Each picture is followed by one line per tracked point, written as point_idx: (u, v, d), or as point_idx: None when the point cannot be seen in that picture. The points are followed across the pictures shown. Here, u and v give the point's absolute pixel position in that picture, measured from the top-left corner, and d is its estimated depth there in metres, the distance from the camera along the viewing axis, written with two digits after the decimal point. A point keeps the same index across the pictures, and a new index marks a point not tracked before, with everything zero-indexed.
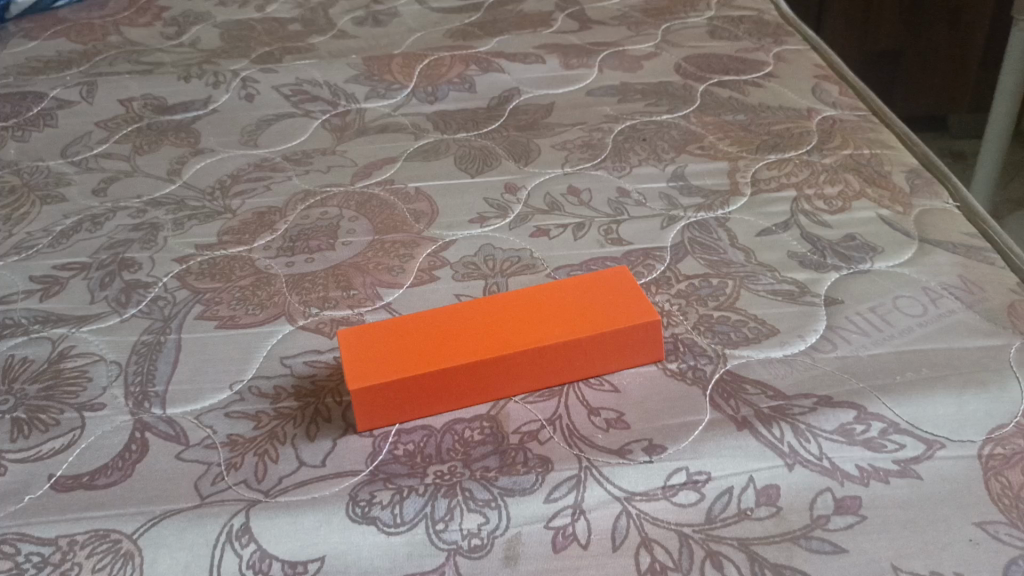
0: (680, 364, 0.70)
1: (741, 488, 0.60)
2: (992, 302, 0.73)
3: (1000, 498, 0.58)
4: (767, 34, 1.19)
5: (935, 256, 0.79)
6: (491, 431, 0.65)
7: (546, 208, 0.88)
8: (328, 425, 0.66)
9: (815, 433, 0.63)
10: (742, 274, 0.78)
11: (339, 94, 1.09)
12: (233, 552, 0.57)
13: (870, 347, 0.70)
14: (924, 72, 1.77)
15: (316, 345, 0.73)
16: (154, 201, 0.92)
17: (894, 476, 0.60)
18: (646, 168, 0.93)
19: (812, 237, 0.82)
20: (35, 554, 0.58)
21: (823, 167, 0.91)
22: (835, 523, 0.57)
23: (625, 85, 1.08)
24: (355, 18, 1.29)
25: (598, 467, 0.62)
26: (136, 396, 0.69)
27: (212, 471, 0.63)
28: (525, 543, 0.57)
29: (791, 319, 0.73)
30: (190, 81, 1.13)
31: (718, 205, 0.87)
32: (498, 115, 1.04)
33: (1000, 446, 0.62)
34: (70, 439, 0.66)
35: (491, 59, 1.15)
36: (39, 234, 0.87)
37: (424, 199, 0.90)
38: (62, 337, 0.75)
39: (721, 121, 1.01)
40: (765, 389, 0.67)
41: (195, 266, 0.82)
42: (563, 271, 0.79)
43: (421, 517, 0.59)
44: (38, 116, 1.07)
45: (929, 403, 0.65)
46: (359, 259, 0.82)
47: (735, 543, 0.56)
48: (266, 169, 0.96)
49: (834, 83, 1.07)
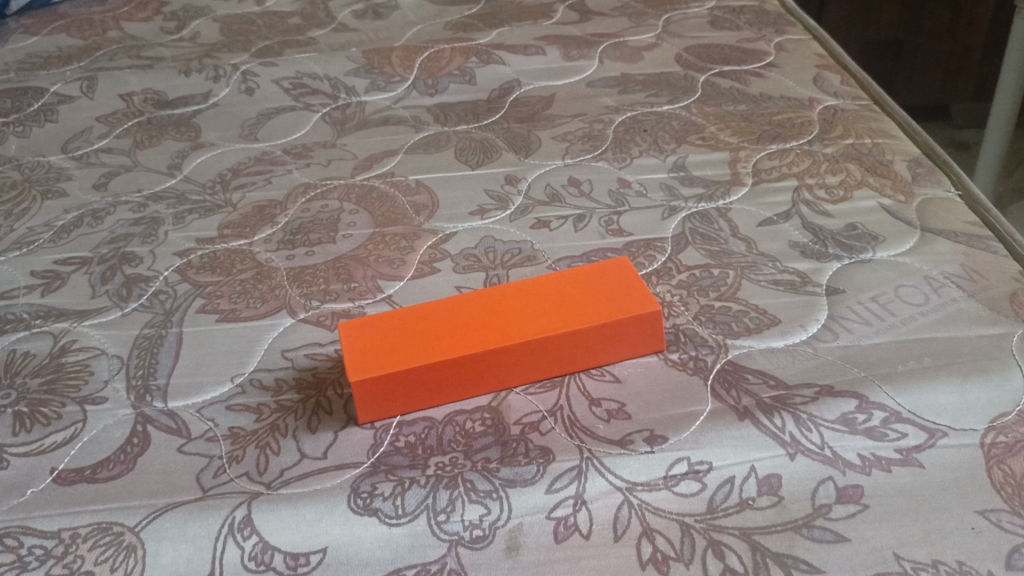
0: (682, 354, 0.70)
1: (743, 477, 0.60)
2: (995, 291, 0.73)
3: (1002, 487, 0.58)
4: (768, 24, 1.19)
5: (937, 245, 0.78)
6: (493, 423, 0.65)
7: (546, 200, 0.88)
8: (330, 417, 0.66)
9: (816, 422, 0.63)
10: (744, 264, 0.78)
11: (339, 87, 1.09)
12: (235, 544, 0.57)
13: (871, 336, 0.70)
14: (927, 61, 1.76)
15: (317, 337, 0.73)
16: (155, 196, 0.92)
17: (895, 465, 0.60)
18: (647, 159, 0.93)
19: (814, 227, 0.82)
20: (38, 547, 0.58)
21: (825, 156, 0.91)
22: (837, 513, 0.57)
23: (626, 76, 1.08)
24: (355, 11, 1.29)
25: (599, 457, 0.62)
26: (137, 389, 0.69)
27: (214, 464, 0.63)
28: (527, 533, 0.57)
29: (793, 309, 0.73)
30: (191, 76, 1.12)
31: (719, 195, 0.87)
32: (498, 107, 1.04)
33: (1003, 434, 0.61)
34: (72, 432, 0.66)
35: (491, 51, 1.14)
36: (40, 229, 0.87)
37: (425, 191, 0.90)
38: (64, 331, 0.75)
39: (722, 112, 1.00)
40: (766, 378, 0.67)
41: (195, 260, 0.82)
42: (564, 262, 0.79)
43: (422, 508, 0.59)
44: (38, 112, 1.07)
45: (932, 392, 0.64)
46: (359, 251, 0.82)
47: (737, 532, 0.56)
48: (266, 162, 0.96)
49: (835, 72, 1.06)
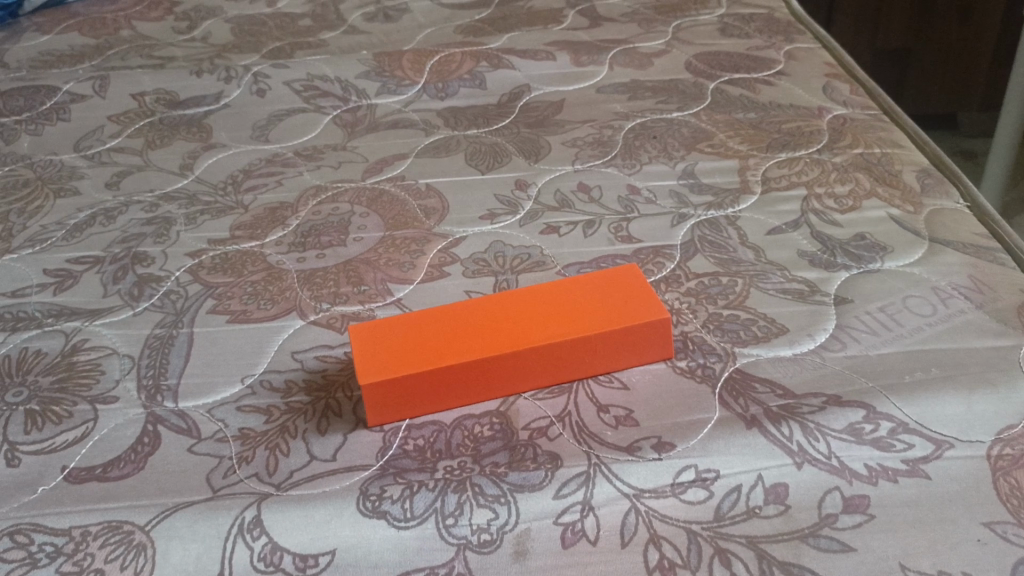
0: (689, 362, 0.70)
1: (749, 486, 0.60)
2: (1003, 303, 0.73)
3: (1008, 499, 0.58)
4: (778, 32, 1.19)
5: (945, 255, 0.79)
6: (500, 427, 0.66)
7: (556, 206, 0.88)
8: (339, 420, 0.66)
9: (824, 432, 0.63)
10: (752, 273, 0.78)
11: (349, 89, 1.10)
12: (245, 545, 0.58)
13: (878, 346, 0.70)
14: (935, 69, 1.76)
15: (327, 340, 0.73)
16: (167, 195, 0.92)
17: (901, 475, 0.60)
18: (657, 166, 0.93)
19: (822, 236, 0.82)
20: (49, 544, 0.59)
21: (833, 165, 0.91)
22: (843, 522, 0.57)
23: (636, 82, 1.08)
24: (365, 13, 1.29)
25: (607, 463, 0.62)
26: (149, 389, 0.70)
27: (223, 465, 0.63)
28: (534, 538, 0.58)
29: (801, 318, 0.73)
30: (202, 76, 1.13)
31: (728, 203, 0.87)
32: (508, 112, 1.04)
33: (1009, 446, 0.62)
34: (83, 431, 0.66)
35: (502, 56, 1.15)
36: (53, 227, 0.88)
37: (435, 195, 0.90)
38: (75, 330, 0.75)
39: (731, 119, 1.00)
40: (774, 387, 0.67)
41: (207, 261, 0.82)
42: (573, 268, 0.80)
43: (431, 511, 0.59)
44: (51, 110, 1.07)
45: (938, 403, 0.65)
46: (370, 254, 0.82)
47: (742, 540, 0.57)
48: (277, 164, 0.96)
49: (845, 80, 1.06)
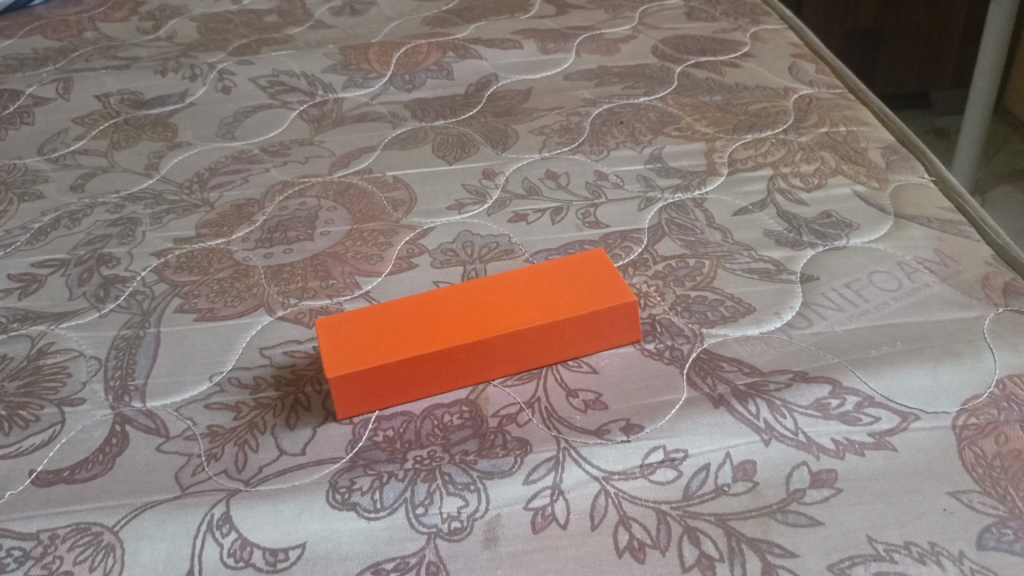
0: (658, 344, 0.70)
1: (718, 464, 0.60)
2: (967, 276, 0.74)
3: (973, 468, 0.59)
4: (744, 14, 1.19)
5: (911, 231, 0.79)
6: (470, 416, 0.66)
7: (523, 193, 0.88)
8: (308, 414, 0.66)
9: (791, 408, 0.63)
10: (719, 254, 0.78)
11: (316, 84, 1.09)
12: (214, 541, 0.58)
13: (845, 322, 0.71)
14: (907, 48, 1.77)
15: (295, 335, 0.73)
16: (132, 196, 0.91)
17: (869, 449, 0.61)
18: (624, 150, 0.93)
19: (788, 216, 0.83)
20: (16, 548, 0.58)
21: (800, 145, 0.92)
22: (811, 497, 0.58)
23: (603, 68, 1.08)
24: (332, 8, 1.28)
25: (576, 447, 0.62)
26: (116, 390, 0.69)
27: (192, 462, 0.63)
28: (505, 524, 0.58)
29: (768, 297, 0.74)
30: (167, 75, 1.12)
31: (695, 185, 0.88)
32: (476, 102, 1.04)
33: (974, 416, 0.62)
34: (50, 434, 0.66)
35: (468, 46, 1.14)
36: (17, 232, 0.87)
37: (402, 187, 0.90)
38: (41, 334, 0.75)
39: (698, 102, 1.01)
40: (741, 365, 0.67)
41: (172, 260, 0.82)
42: (541, 254, 0.80)
43: (401, 501, 0.59)
44: (14, 115, 1.06)
45: (905, 376, 0.65)
46: (337, 248, 0.82)
47: (712, 518, 0.57)
48: (243, 161, 0.96)
49: (810, 60, 1.07)
